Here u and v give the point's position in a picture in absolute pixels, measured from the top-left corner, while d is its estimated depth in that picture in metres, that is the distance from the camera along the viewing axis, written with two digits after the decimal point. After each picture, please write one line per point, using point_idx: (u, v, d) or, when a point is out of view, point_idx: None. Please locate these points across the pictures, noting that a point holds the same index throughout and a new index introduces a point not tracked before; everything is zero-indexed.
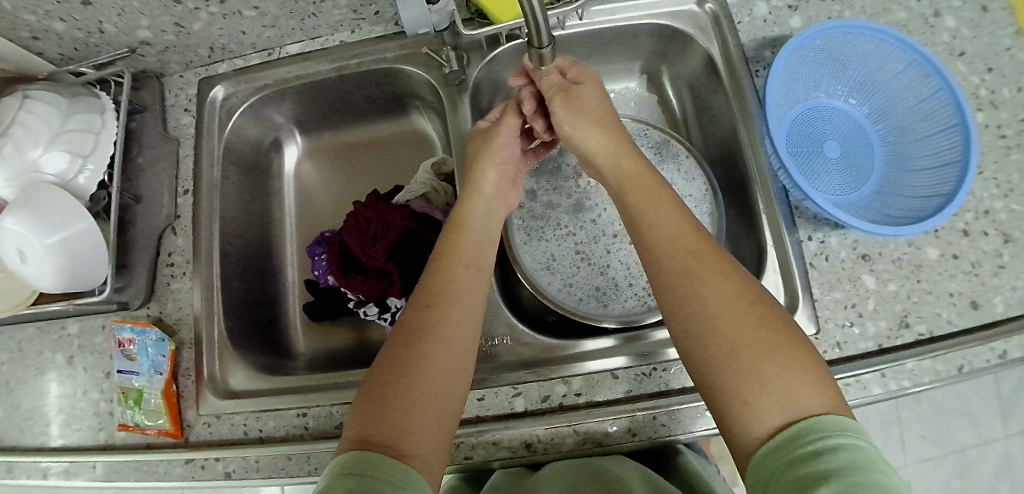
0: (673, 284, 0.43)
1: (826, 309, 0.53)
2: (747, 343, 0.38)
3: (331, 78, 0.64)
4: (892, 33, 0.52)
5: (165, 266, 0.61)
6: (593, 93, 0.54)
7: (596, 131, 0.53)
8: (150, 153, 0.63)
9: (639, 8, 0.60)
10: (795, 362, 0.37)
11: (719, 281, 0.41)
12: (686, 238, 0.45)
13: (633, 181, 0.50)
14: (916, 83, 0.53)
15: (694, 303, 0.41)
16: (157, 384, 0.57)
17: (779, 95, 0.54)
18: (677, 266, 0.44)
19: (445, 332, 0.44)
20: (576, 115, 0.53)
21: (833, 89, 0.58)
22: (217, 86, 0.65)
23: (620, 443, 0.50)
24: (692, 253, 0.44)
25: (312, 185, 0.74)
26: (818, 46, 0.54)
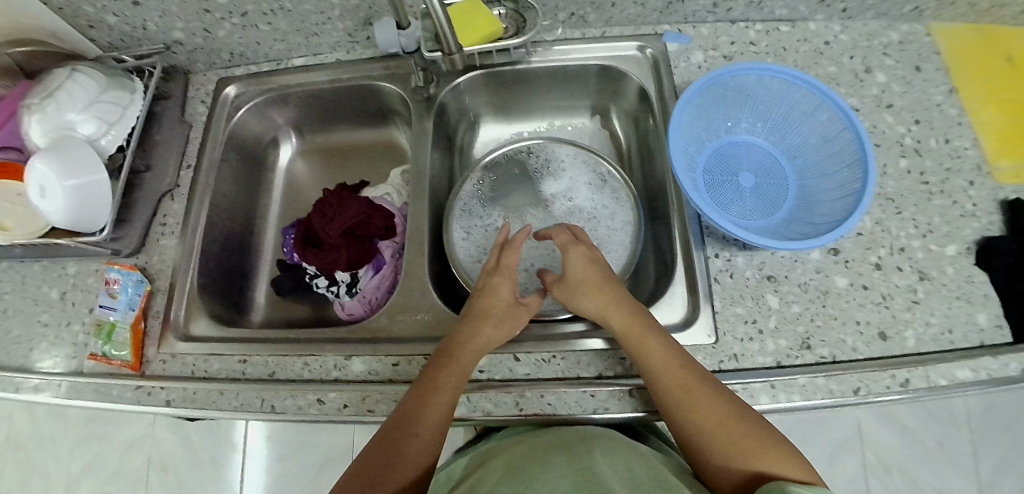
0: (677, 417, 0.48)
1: (727, 322, 0.56)
2: (746, 450, 0.45)
3: (325, 87, 0.74)
4: (797, 77, 0.58)
5: (159, 225, 0.70)
6: (580, 262, 0.58)
7: (587, 296, 0.56)
8: (166, 132, 0.73)
9: (587, 49, 0.68)
10: (779, 453, 0.45)
11: (711, 405, 0.47)
12: (684, 375, 0.48)
13: (631, 331, 0.51)
14: (822, 123, 0.59)
15: (697, 433, 0.46)
16: (128, 319, 0.64)
17: (692, 128, 0.60)
18: (675, 405, 0.47)
19: (420, 450, 0.47)
20: (575, 288, 0.57)
21: (753, 126, 0.64)
22: (231, 85, 0.76)
23: (507, 416, 0.53)
24: (686, 387, 0.47)
25: (299, 179, 0.83)
26: (731, 86, 0.60)
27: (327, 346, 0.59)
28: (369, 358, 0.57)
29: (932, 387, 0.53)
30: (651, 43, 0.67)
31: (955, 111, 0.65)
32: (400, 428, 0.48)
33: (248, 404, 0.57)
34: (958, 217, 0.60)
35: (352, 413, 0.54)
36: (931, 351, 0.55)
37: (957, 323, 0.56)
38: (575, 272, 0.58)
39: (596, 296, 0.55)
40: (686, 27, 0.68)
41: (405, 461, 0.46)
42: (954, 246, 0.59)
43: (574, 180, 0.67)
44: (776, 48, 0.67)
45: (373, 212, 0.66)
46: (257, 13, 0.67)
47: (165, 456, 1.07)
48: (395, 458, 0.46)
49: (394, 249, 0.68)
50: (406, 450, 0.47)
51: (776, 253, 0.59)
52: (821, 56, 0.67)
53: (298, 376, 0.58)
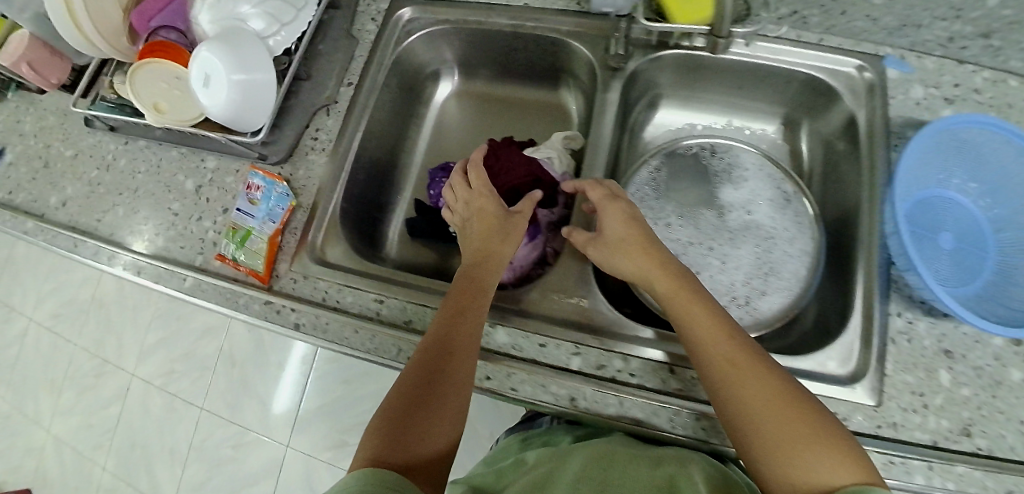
0: (715, 391, 0.45)
1: (894, 387, 0.54)
2: (792, 438, 0.40)
3: (503, 31, 0.67)
4: None
5: (309, 138, 0.67)
6: (615, 220, 0.56)
7: (624, 255, 0.54)
8: (331, 43, 0.70)
9: (802, 55, 0.62)
10: (840, 453, 0.39)
11: (771, 385, 0.43)
12: (726, 346, 0.46)
13: (676, 299, 0.50)
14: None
15: (733, 403, 0.43)
16: (267, 230, 0.63)
17: (911, 170, 0.56)
18: (711, 374, 0.45)
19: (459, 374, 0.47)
20: (610, 246, 0.55)
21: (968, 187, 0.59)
22: (408, 7, 0.70)
23: (658, 429, 0.50)
24: (729, 360, 0.45)
25: (450, 120, 0.79)
26: (960, 138, 0.55)
27: None
28: (515, 333, 0.56)
29: None
30: (871, 65, 0.60)
31: None
32: (444, 351, 0.48)
33: (383, 349, 0.56)
34: None
35: (493, 386, 0.54)
36: None
37: None
38: (608, 229, 0.56)
39: (644, 256, 0.53)
40: (910, 55, 0.61)
41: (439, 382, 0.46)
42: None
43: (756, 192, 0.64)
44: (1003, 103, 0.58)
45: (537, 177, 0.64)
46: None
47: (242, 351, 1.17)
48: (435, 381, 0.46)
49: (548, 219, 0.65)
50: (449, 375, 0.47)
51: (956, 328, 0.55)
52: None
53: None
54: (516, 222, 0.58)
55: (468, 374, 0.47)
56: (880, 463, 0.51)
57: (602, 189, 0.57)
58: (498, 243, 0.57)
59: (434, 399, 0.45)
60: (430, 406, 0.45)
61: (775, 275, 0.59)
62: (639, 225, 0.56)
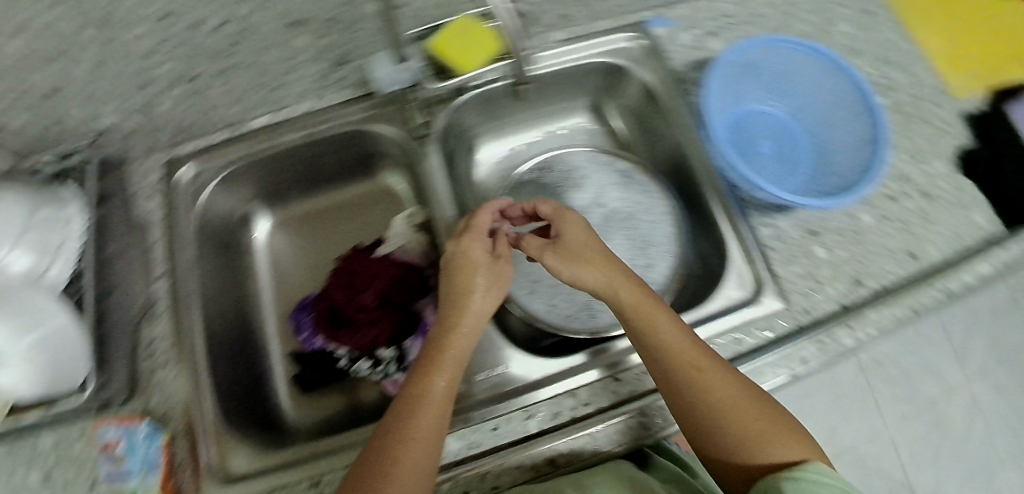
0: (682, 394, 0.46)
1: (790, 282, 0.59)
2: (761, 426, 0.44)
3: (299, 144, 0.61)
4: (799, 44, 0.61)
5: (145, 354, 0.57)
6: (574, 230, 0.56)
7: (584, 266, 0.52)
8: (121, 240, 0.59)
9: (580, 48, 0.63)
10: (787, 431, 0.44)
11: (721, 380, 0.46)
12: (685, 347, 0.47)
13: (636, 309, 0.50)
14: (818, 85, 0.63)
15: (704, 408, 0.45)
16: (152, 484, 0.50)
17: (718, 103, 0.61)
18: (686, 381, 0.46)
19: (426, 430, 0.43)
20: (568, 257, 0.54)
21: (760, 96, 0.66)
22: (186, 164, 0.61)
23: (636, 439, 0.52)
24: (691, 364, 0.46)
25: (284, 255, 0.71)
26: (739, 63, 0.62)
27: None
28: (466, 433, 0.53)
29: (969, 285, 0.60)
30: (641, 32, 0.64)
31: (909, 43, 0.71)
32: (406, 405, 0.44)
33: None
34: (940, 137, 0.68)
35: None
36: (956, 253, 0.62)
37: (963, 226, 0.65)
38: (569, 236, 0.55)
39: (601, 267, 0.52)
40: (666, 10, 0.65)
41: (401, 445, 0.41)
42: (944, 163, 0.67)
43: (601, 186, 0.68)
44: (751, 16, 0.67)
45: (403, 272, 0.60)
46: (209, 74, 0.57)
47: None
48: (400, 441, 0.41)
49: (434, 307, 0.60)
50: (411, 428, 0.42)
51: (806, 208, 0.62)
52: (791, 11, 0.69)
53: None
54: (474, 250, 0.54)
55: (437, 433, 0.43)
56: (815, 349, 0.55)
57: (558, 208, 0.57)
58: (471, 295, 0.51)
59: (397, 459, 0.41)
60: (393, 466, 0.40)
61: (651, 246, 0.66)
62: (598, 240, 0.56)
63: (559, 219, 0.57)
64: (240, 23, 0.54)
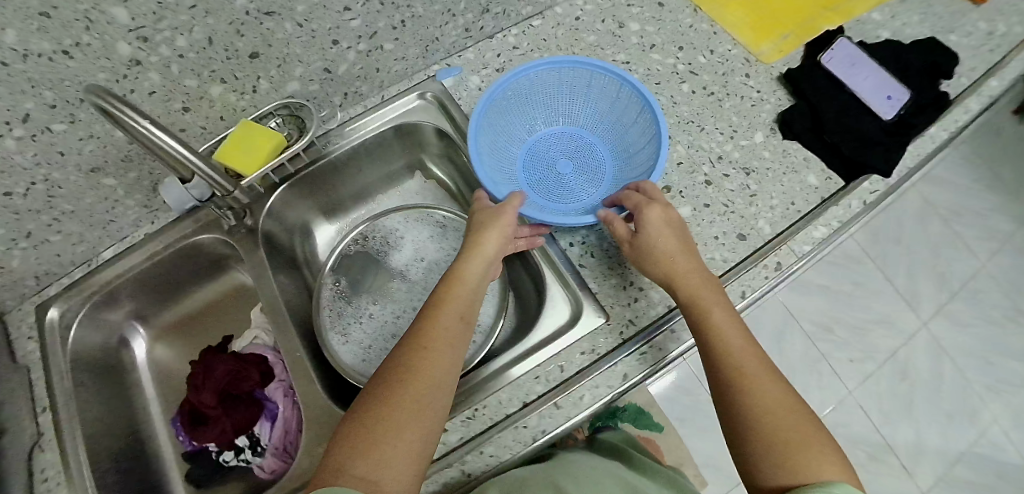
0: (726, 400, 0.45)
1: (608, 296, 0.59)
2: (798, 431, 0.42)
3: (146, 267, 0.71)
4: (560, 63, 0.65)
5: (41, 483, 0.58)
6: (660, 209, 0.55)
7: (659, 240, 0.53)
8: (1, 386, 0.62)
9: (376, 119, 0.69)
10: (816, 441, 0.42)
11: (774, 386, 0.45)
12: (738, 338, 0.48)
13: (696, 297, 0.50)
14: (610, 89, 0.66)
15: (746, 414, 0.43)
16: None
17: (495, 144, 0.66)
18: (723, 385, 0.46)
19: (423, 399, 0.42)
20: (641, 232, 0.54)
21: (570, 109, 0.71)
22: (52, 305, 0.68)
23: (460, 488, 0.51)
24: (747, 357, 0.46)
25: (167, 362, 0.78)
26: (510, 95, 0.66)
27: None
28: None
29: (800, 256, 0.60)
30: (427, 88, 0.69)
31: (704, 24, 0.73)
32: (403, 360, 0.44)
33: None
34: (750, 108, 0.69)
35: None
36: (787, 225, 0.62)
37: (795, 193, 0.64)
38: (651, 210, 0.55)
39: (676, 241, 0.53)
40: (454, 59, 0.70)
41: (400, 399, 0.41)
42: (761, 133, 0.67)
43: (418, 241, 0.72)
44: (540, 40, 0.71)
45: (242, 366, 0.67)
46: (40, 228, 0.62)
47: None
48: (389, 403, 0.41)
49: (281, 389, 0.69)
50: (397, 398, 0.41)
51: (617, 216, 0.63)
52: (577, 31, 0.72)
53: None
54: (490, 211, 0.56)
55: (425, 401, 0.42)
56: (637, 360, 0.56)
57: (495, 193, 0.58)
58: (474, 244, 0.54)
59: (388, 420, 0.40)
60: (381, 435, 0.39)
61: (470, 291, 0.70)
62: (680, 230, 0.55)
63: (513, 206, 0.56)
64: (46, 182, 0.57)
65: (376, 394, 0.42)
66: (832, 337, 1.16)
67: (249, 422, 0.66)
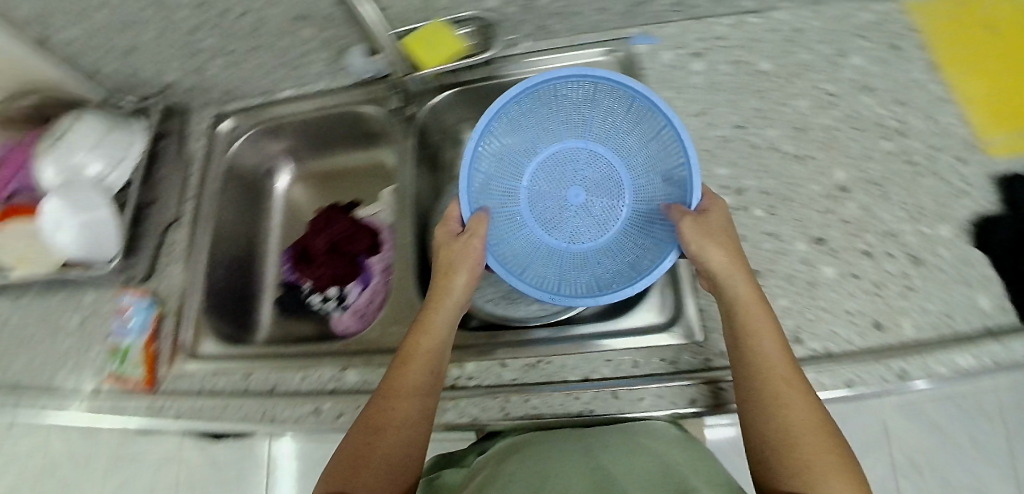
0: (752, 416, 0.46)
1: (715, 319, 0.56)
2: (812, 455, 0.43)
3: (312, 115, 0.76)
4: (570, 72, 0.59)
5: (164, 253, 0.74)
6: (721, 213, 0.55)
7: (716, 246, 0.52)
8: (169, 168, 0.77)
9: (559, 59, 0.68)
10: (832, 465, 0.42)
11: (805, 406, 0.45)
12: (781, 365, 0.47)
13: (747, 310, 0.49)
14: (620, 101, 0.64)
15: (778, 428, 0.44)
16: (140, 342, 0.68)
17: (500, 144, 0.67)
18: (760, 399, 0.46)
19: (394, 449, 0.46)
20: (702, 230, 0.53)
21: (558, 128, 0.70)
22: (228, 119, 0.78)
23: (494, 420, 0.54)
24: (782, 378, 0.46)
25: (300, 204, 0.85)
26: (524, 101, 0.64)
27: (328, 358, 0.63)
28: (364, 370, 0.60)
29: (931, 375, 0.52)
30: (618, 47, 0.67)
31: (938, 86, 0.64)
32: (372, 418, 0.47)
33: (250, 417, 0.61)
34: (948, 196, 0.59)
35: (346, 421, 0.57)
36: (933, 339, 0.53)
37: (967, 307, 0.54)
38: (710, 214, 0.54)
39: (726, 251, 0.52)
40: (654, 28, 0.68)
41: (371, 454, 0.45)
42: (949, 228, 0.58)
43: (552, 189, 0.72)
44: (746, 40, 0.66)
45: (357, 229, 0.75)
46: (241, 50, 0.69)
47: None
48: (360, 465, 0.45)
49: (382, 264, 0.76)
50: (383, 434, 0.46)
51: (755, 244, 0.58)
52: (793, 44, 0.66)
53: (298, 388, 0.62)
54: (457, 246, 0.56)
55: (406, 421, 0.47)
56: (710, 393, 0.52)
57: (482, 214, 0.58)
58: (441, 277, 0.56)
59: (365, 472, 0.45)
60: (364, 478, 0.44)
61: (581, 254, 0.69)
62: (734, 231, 0.55)
63: (480, 235, 0.57)
64: (254, 13, 0.62)
65: (361, 428, 0.47)
66: None
67: (345, 277, 0.74)
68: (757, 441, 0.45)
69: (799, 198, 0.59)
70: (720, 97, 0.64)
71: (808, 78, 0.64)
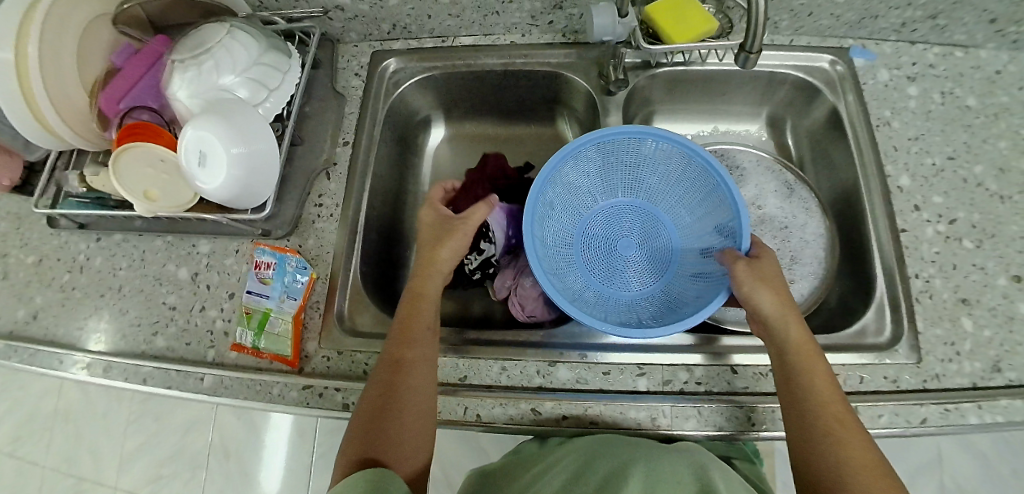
0: (813, 446, 0.46)
1: (927, 342, 0.58)
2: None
3: (497, 70, 0.70)
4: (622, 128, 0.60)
5: (313, 204, 0.65)
6: (772, 262, 0.55)
7: (768, 290, 0.52)
8: (318, 104, 0.69)
9: (778, 57, 0.69)
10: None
11: (862, 450, 0.45)
12: (836, 403, 0.48)
13: (802, 351, 0.50)
14: (699, 176, 0.63)
15: (832, 460, 0.45)
16: (288, 309, 0.59)
17: (570, 188, 0.65)
18: (819, 429, 0.46)
19: (417, 408, 0.49)
20: (758, 276, 0.53)
21: (607, 183, 0.68)
22: (392, 58, 0.71)
23: (740, 430, 0.53)
24: (839, 419, 0.47)
25: (446, 165, 0.79)
26: (601, 146, 0.63)
27: (527, 350, 0.58)
28: (576, 367, 0.57)
29: None
30: (843, 59, 0.68)
31: None
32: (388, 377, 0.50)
33: (449, 410, 0.55)
34: None
35: (574, 423, 0.54)
36: None
37: None
38: (763, 262, 0.54)
39: (778, 295, 0.52)
40: (870, 44, 0.69)
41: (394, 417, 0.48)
42: None
43: (761, 188, 0.73)
44: (954, 73, 0.67)
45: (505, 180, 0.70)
46: None
47: (229, 441, 0.98)
48: (385, 417, 0.48)
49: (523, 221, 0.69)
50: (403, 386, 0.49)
51: (964, 275, 0.60)
52: (992, 85, 0.67)
53: (494, 381, 0.57)
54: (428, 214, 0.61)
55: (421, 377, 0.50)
56: (939, 413, 0.54)
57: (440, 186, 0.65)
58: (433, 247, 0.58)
59: (393, 422, 0.47)
60: (389, 428, 0.47)
61: (798, 261, 0.70)
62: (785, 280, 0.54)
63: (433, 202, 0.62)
64: None
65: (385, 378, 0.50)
66: None
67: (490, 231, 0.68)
68: (808, 475, 0.46)
69: (1005, 236, 0.61)
70: (932, 125, 0.65)
71: (1008, 122, 0.64)
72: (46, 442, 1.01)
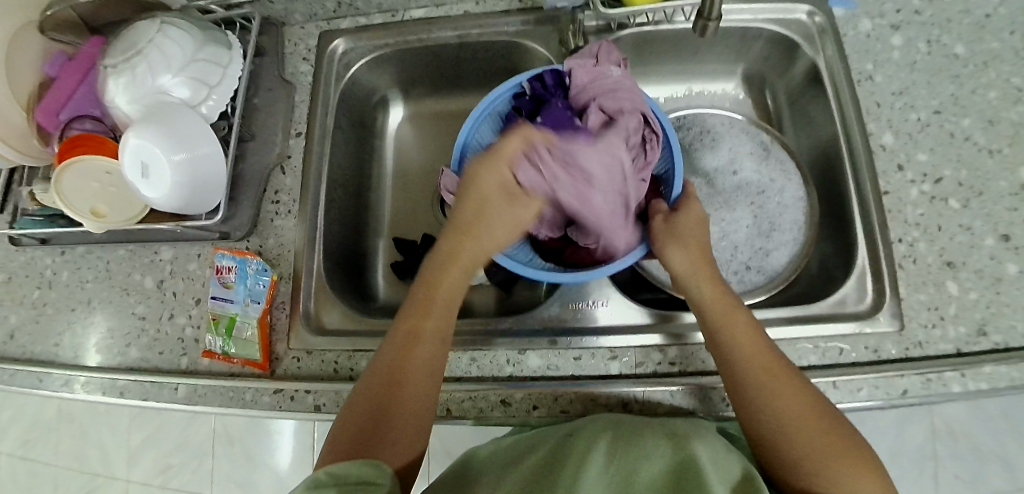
0: (746, 403, 0.44)
1: (910, 309, 0.55)
2: (820, 446, 0.40)
3: (452, 44, 0.66)
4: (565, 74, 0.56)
5: (270, 203, 0.63)
6: (693, 215, 0.54)
7: (678, 247, 0.51)
8: (268, 95, 0.66)
9: (752, 9, 0.64)
10: (844, 454, 0.40)
11: (794, 398, 0.43)
12: (762, 353, 0.45)
13: (716, 306, 0.48)
14: None
15: (768, 415, 0.43)
16: (253, 313, 0.58)
17: None
18: (749, 385, 0.44)
19: (415, 385, 0.46)
20: (672, 232, 0.52)
21: None
22: (340, 38, 0.67)
23: (714, 411, 0.51)
24: (764, 369, 0.44)
25: (408, 147, 0.76)
26: None
27: (496, 340, 0.56)
28: (546, 354, 0.55)
29: None
30: (821, 8, 0.63)
31: None
32: (396, 364, 0.46)
33: None
34: None
35: (542, 415, 0.53)
36: None
37: None
38: (681, 216, 0.53)
39: (690, 252, 0.51)
40: None
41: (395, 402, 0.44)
42: None
43: (735, 152, 0.70)
44: (942, 18, 0.62)
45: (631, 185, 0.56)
46: None
47: (231, 427, 0.99)
48: (394, 388, 0.45)
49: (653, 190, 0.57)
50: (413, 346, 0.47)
51: (950, 237, 0.56)
52: (983, 29, 0.61)
53: (464, 373, 0.56)
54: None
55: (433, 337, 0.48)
56: (920, 384, 0.52)
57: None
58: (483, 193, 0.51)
59: (394, 401, 0.44)
60: (392, 411, 0.44)
61: (777, 229, 0.66)
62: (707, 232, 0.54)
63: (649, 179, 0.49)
64: None
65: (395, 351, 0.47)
66: (955, 456, 0.86)
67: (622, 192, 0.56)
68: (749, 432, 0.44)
69: (994, 193, 0.57)
70: (918, 77, 0.61)
71: (994, 70, 0.60)
72: (56, 439, 1.04)
